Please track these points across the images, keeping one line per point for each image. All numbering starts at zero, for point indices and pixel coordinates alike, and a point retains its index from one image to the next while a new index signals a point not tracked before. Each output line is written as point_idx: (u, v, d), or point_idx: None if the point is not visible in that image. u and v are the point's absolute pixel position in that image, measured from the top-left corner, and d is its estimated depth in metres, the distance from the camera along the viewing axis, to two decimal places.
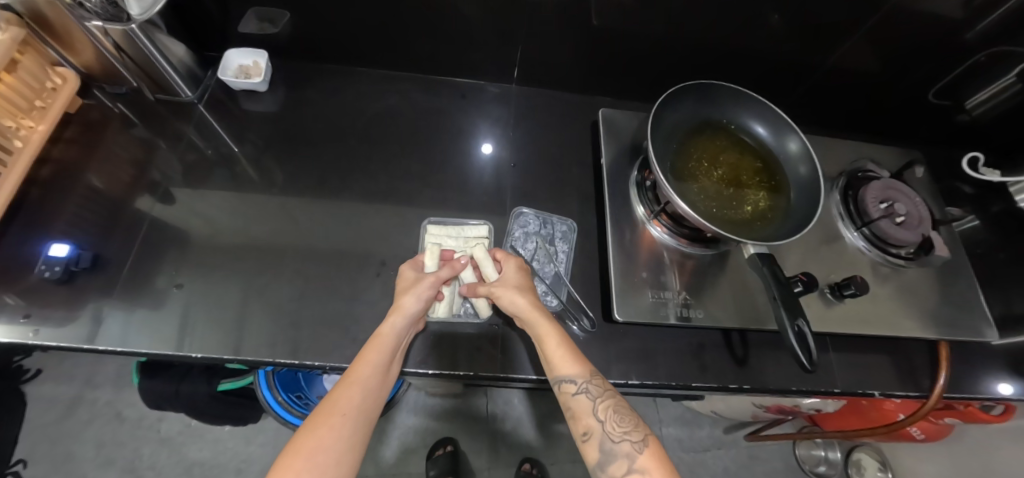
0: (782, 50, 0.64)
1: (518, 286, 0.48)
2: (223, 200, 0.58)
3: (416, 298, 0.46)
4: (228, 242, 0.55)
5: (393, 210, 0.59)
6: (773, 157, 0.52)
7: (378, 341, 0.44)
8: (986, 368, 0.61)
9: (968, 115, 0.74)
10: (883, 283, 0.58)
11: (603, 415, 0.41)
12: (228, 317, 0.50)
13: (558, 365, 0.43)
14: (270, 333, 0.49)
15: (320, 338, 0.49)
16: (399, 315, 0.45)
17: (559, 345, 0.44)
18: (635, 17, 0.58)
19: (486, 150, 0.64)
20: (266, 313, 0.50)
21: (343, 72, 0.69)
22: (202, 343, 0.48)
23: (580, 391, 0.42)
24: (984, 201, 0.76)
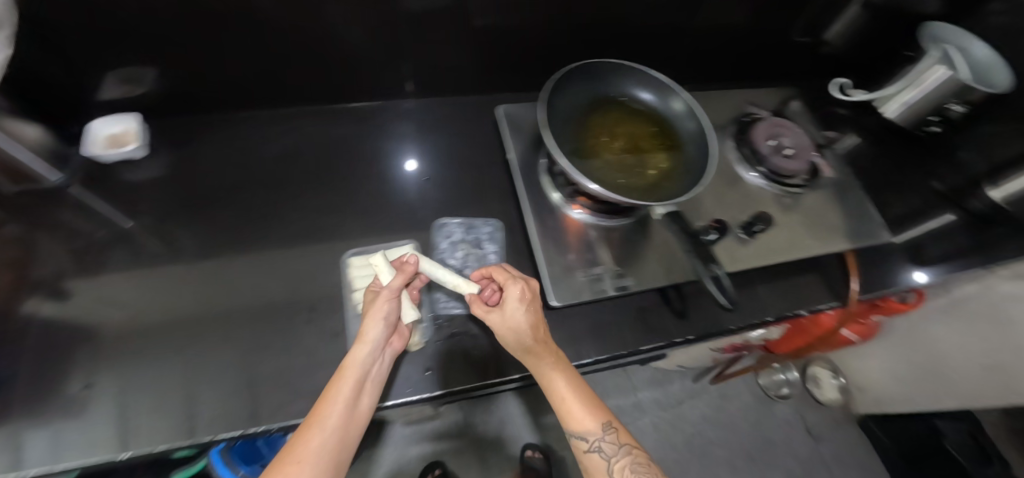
0: (657, 18, 0.68)
1: (527, 327, 0.43)
2: (122, 281, 0.52)
3: (379, 321, 0.44)
4: (133, 325, 0.49)
5: (310, 250, 0.55)
6: (666, 118, 0.55)
7: (344, 375, 0.41)
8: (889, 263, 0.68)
9: (829, 45, 0.84)
10: (788, 211, 0.63)
11: (616, 471, 0.42)
12: (153, 405, 0.44)
13: (574, 420, 0.43)
14: (206, 408, 0.44)
15: (262, 400, 0.45)
16: (364, 343, 0.43)
17: (577, 403, 0.42)
18: (513, 13, 0.60)
19: (412, 166, 0.63)
20: (195, 389, 0.45)
21: (229, 120, 0.65)
22: (147, 437, 0.42)
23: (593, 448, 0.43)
24: (859, 119, 0.85)
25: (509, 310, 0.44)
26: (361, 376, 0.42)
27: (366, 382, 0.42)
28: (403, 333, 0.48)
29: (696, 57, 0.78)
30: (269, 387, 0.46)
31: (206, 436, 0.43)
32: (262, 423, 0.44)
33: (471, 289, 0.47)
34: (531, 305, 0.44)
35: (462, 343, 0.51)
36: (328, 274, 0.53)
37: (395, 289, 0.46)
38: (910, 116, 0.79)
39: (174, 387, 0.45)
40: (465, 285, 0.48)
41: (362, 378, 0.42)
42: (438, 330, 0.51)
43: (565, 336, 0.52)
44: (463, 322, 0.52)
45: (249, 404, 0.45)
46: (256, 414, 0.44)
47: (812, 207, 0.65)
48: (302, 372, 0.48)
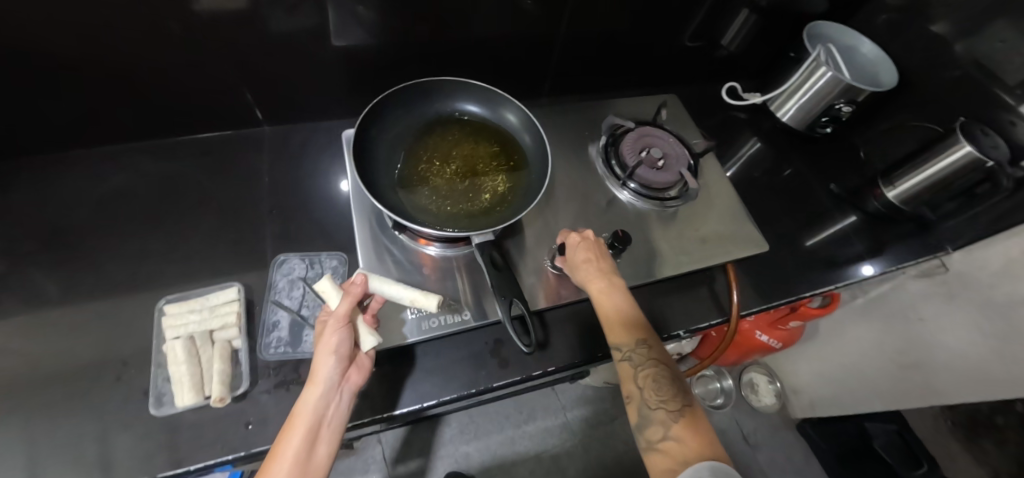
0: (513, 34, 0.66)
1: (583, 260, 0.49)
2: None
3: (327, 357, 0.40)
4: None
5: (136, 298, 0.53)
6: (507, 132, 0.53)
7: (293, 424, 0.37)
8: (778, 272, 0.66)
9: (727, 49, 0.82)
10: (665, 226, 0.60)
11: (642, 382, 0.43)
12: None
13: (611, 333, 0.45)
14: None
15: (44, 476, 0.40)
16: (316, 386, 0.39)
17: (620, 315, 0.46)
18: (346, 35, 0.58)
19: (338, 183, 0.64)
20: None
21: (55, 160, 0.60)
22: None
23: (626, 359, 0.44)
24: (757, 121, 0.85)
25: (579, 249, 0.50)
26: (313, 423, 0.38)
27: (321, 428, 0.38)
28: (366, 363, 0.43)
29: (570, 68, 0.76)
30: (60, 460, 0.41)
31: None
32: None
33: (430, 303, 0.46)
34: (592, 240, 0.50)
35: (292, 392, 0.46)
36: (150, 324, 0.51)
37: (342, 315, 0.42)
38: (806, 118, 0.78)
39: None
40: (423, 298, 0.46)
41: (315, 425, 0.38)
42: (263, 381, 0.47)
43: (406, 377, 0.48)
44: (293, 369, 0.48)
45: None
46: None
47: (692, 219, 0.62)
48: (101, 438, 0.43)
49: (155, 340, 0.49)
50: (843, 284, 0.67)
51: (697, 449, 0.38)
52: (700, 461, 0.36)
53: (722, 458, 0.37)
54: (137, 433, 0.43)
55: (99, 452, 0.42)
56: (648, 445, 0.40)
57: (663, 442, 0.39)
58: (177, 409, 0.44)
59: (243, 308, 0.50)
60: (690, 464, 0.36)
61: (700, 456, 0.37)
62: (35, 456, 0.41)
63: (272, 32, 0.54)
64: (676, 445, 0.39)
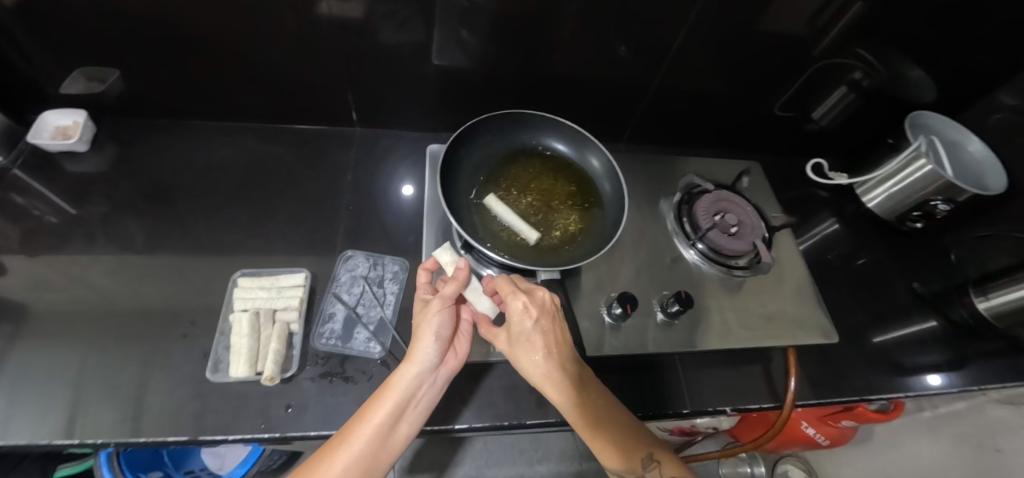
0: (604, 77, 0.68)
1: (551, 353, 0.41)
2: (42, 265, 0.54)
3: (429, 338, 0.43)
4: (35, 311, 0.50)
5: (213, 264, 0.56)
6: (587, 174, 0.53)
7: (386, 394, 0.40)
8: (846, 368, 0.61)
9: (817, 123, 0.80)
10: (728, 294, 0.58)
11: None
12: (36, 393, 0.44)
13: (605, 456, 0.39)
14: (68, 412, 0.44)
15: (108, 412, 0.44)
16: (413, 365, 0.41)
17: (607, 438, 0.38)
18: (448, 56, 0.61)
19: (408, 190, 0.66)
20: (60, 391, 0.45)
21: (175, 127, 0.67)
22: (53, 426, 0.42)
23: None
24: (839, 203, 0.81)
25: (518, 325, 0.42)
26: (404, 400, 0.40)
27: (408, 406, 0.41)
28: (461, 355, 0.45)
29: (652, 119, 0.77)
30: (130, 401, 0.45)
31: (97, 439, 0.42)
32: (105, 435, 0.43)
33: (532, 239, 0.47)
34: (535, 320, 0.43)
35: (333, 385, 0.47)
36: (220, 293, 0.54)
37: (448, 298, 0.45)
38: (893, 209, 0.73)
39: (51, 381, 0.45)
40: (528, 232, 0.47)
41: (405, 401, 0.40)
42: (310, 368, 0.48)
43: (442, 394, 0.48)
44: (339, 363, 0.49)
45: (100, 415, 0.44)
46: (104, 427, 0.43)
47: (757, 293, 0.59)
48: (165, 387, 0.46)
49: (225, 308, 0.52)
50: (915, 394, 0.60)
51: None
52: None
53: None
54: (193, 392, 0.46)
55: (157, 402, 0.45)
56: None
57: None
58: (231, 378, 0.47)
59: (306, 295, 0.52)
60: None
61: None
62: (111, 391, 0.45)
63: (381, 43, 0.58)
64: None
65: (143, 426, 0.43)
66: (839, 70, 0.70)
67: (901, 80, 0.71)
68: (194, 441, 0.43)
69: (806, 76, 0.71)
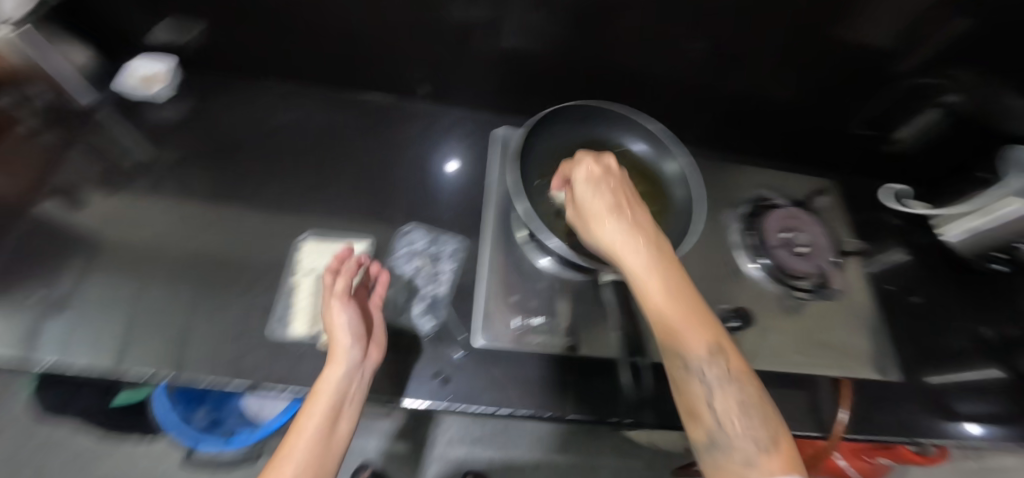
0: (680, 73, 0.65)
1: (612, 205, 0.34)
2: (124, 204, 0.58)
3: (343, 332, 0.40)
4: (119, 244, 0.54)
5: (280, 222, 0.58)
6: (659, 177, 0.51)
7: (316, 400, 0.36)
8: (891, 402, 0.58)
9: (896, 145, 0.76)
10: (784, 315, 0.56)
11: (721, 406, 0.28)
12: (114, 325, 0.48)
13: (666, 327, 0.29)
14: (123, 343, 0.46)
15: (172, 349, 0.46)
16: (336, 361, 0.38)
17: (670, 292, 0.30)
18: (525, 37, 0.60)
19: (454, 167, 0.66)
20: (118, 323, 0.48)
21: (250, 84, 0.69)
22: (123, 356, 0.45)
23: (691, 375, 0.28)
24: (910, 232, 0.76)
25: (586, 195, 0.36)
26: (337, 401, 0.37)
27: (343, 405, 0.37)
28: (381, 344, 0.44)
29: (723, 122, 0.73)
30: (178, 340, 0.47)
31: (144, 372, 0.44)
32: (154, 369, 0.45)
33: None
34: (605, 178, 0.35)
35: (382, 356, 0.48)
36: (284, 253, 0.56)
37: (342, 292, 0.43)
38: (974, 246, 0.69)
39: (112, 313, 0.48)
40: None
41: (338, 402, 0.37)
42: None
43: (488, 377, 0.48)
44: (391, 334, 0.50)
45: (151, 350, 0.46)
46: (154, 361, 0.45)
47: (817, 318, 0.57)
48: (213, 332, 0.48)
49: (291, 267, 0.54)
50: (975, 444, 0.57)
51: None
52: None
53: None
54: (239, 340, 0.48)
55: (201, 345, 0.47)
56: None
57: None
58: (288, 336, 0.48)
59: (367, 265, 0.54)
60: None
61: None
62: (163, 329, 0.48)
63: (448, 18, 0.57)
64: None
65: (190, 365, 0.45)
66: (930, 91, 0.66)
67: None
68: (249, 390, 0.45)
69: (895, 92, 0.67)
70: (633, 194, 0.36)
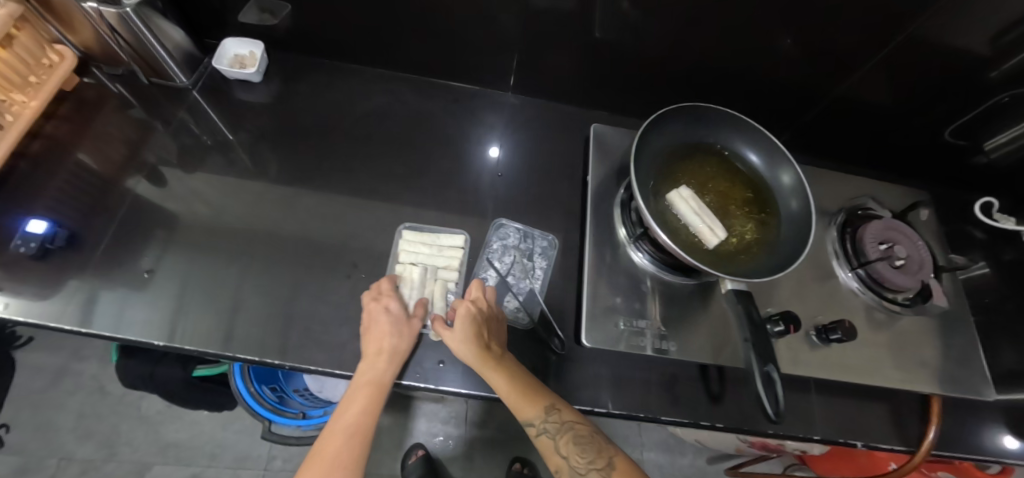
0: (779, 73, 0.63)
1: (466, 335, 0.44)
2: (221, 185, 0.59)
3: (396, 335, 0.45)
4: (222, 224, 0.56)
5: (373, 210, 0.59)
6: (768, 186, 0.50)
7: (360, 386, 0.44)
8: (957, 418, 0.59)
9: (986, 157, 0.71)
10: (877, 328, 0.55)
11: (564, 449, 0.41)
12: (218, 305, 0.50)
13: (516, 411, 0.42)
14: (173, 317, 0.49)
15: (250, 330, 0.49)
16: (388, 358, 0.44)
17: (511, 393, 0.42)
18: (627, 31, 0.58)
19: (495, 153, 0.65)
20: (168, 299, 0.50)
21: (336, 67, 0.69)
22: (189, 333, 0.48)
23: (541, 432, 0.41)
24: (995, 248, 0.73)
25: (458, 326, 0.45)
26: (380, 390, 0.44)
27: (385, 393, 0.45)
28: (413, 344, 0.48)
29: (810, 126, 0.72)
30: (226, 316, 0.49)
31: (186, 347, 0.47)
32: (201, 345, 0.47)
33: (713, 242, 0.45)
34: (470, 313, 0.45)
35: None
36: (382, 241, 0.56)
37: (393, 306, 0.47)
38: None
39: (163, 289, 0.50)
40: (708, 235, 0.45)
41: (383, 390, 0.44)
42: None
43: (584, 375, 0.49)
44: None
45: (201, 325, 0.48)
46: (200, 337, 0.48)
47: (909, 334, 0.56)
48: (260, 314, 0.50)
49: (390, 257, 0.55)
50: None
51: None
52: None
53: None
54: (281, 321, 0.50)
55: (243, 327, 0.49)
56: None
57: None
58: None
59: (464, 258, 0.54)
60: None
61: None
62: (213, 304, 0.50)
63: (546, 8, 0.55)
64: None
65: (236, 342, 0.48)
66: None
67: None
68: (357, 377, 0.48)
69: (992, 102, 0.62)
70: (492, 320, 0.48)
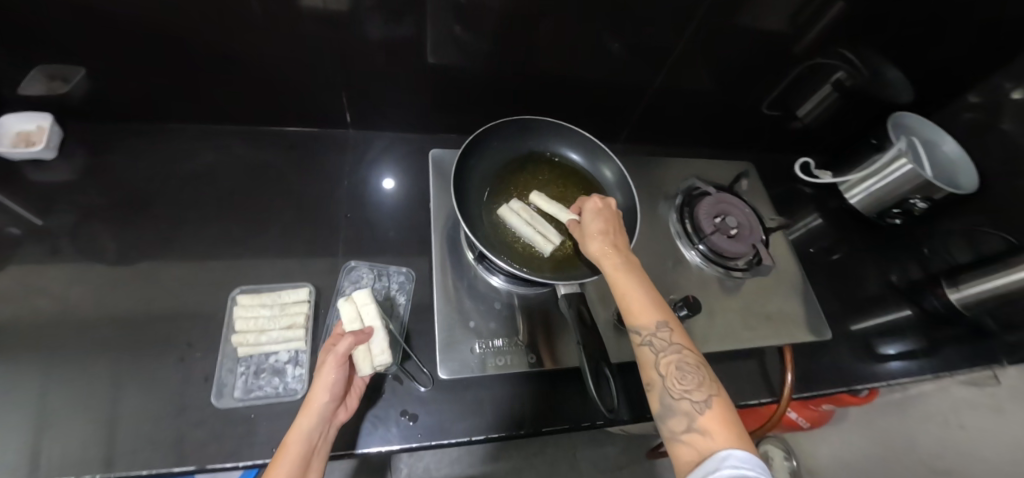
0: (603, 76, 0.68)
1: (602, 232, 0.43)
2: (13, 283, 0.50)
3: (324, 390, 0.39)
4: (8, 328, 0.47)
5: (207, 277, 0.54)
6: (595, 182, 0.54)
7: (285, 453, 0.36)
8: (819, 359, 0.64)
9: (801, 122, 0.82)
10: (726, 295, 0.60)
11: (664, 369, 0.36)
12: (91, 413, 0.43)
13: (627, 314, 0.38)
14: (35, 441, 0.41)
15: (66, 451, 0.41)
16: (308, 414, 0.38)
17: (635, 293, 0.39)
18: (450, 56, 0.59)
19: (389, 185, 0.66)
20: (8, 429, 0.41)
21: (153, 130, 0.63)
22: (63, 457, 0.41)
23: (647, 343, 0.37)
24: (823, 200, 0.84)
25: (587, 221, 0.44)
26: (307, 452, 0.37)
27: (313, 454, 0.38)
28: (351, 406, 0.43)
29: (648, 119, 0.78)
30: (95, 424, 0.43)
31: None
32: (76, 470, 0.40)
33: (548, 249, 0.46)
34: (603, 206, 0.43)
35: None
36: (219, 312, 0.51)
37: (341, 354, 0.41)
38: (873, 206, 0.77)
39: None
40: (543, 243, 0.47)
41: (308, 453, 0.37)
42: None
43: (460, 406, 0.48)
44: None
45: (70, 448, 0.41)
46: (73, 461, 0.40)
47: (755, 293, 0.61)
48: (144, 410, 0.44)
49: (224, 327, 0.50)
50: (894, 382, 0.64)
51: (723, 438, 0.31)
52: (724, 450, 0.31)
53: (754, 448, 0.31)
54: (94, 429, 0.42)
55: (128, 434, 0.42)
56: (668, 436, 0.34)
57: (687, 434, 0.33)
58: (237, 403, 0.45)
59: (310, 311, 0.51)
60: (714, 457, 0.30)
61: (726, 445, 0.31)
62: (71, 420, 0.42)
63: (366, 40, 0.54)
64: (704, 437, 0.32)
65: (73, 462, 0.40)
66: (824, 70, 0.72)
67: (879, 81, 0.73)
68: (199, 470, 0.42)
69: (796, 73, 0.72)
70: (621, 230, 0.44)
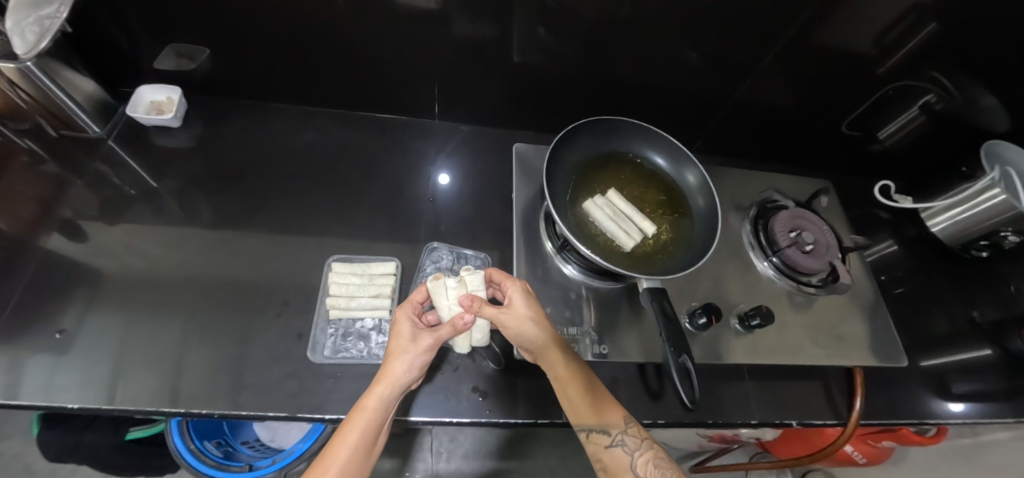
0: (682, 84, 0.68)
1: (530, 317, 0.45)
2: (142, 235, 0.57)
3: (404, 365, 0.43)
4: (140, 273, 0.53)
5: (302, 244, 0.59)
6: (676, 186, 0.55)
7: (362, 413, 0.40)
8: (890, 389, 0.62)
9: (881, 145, 0.80)
10: (797, 310, 0.59)
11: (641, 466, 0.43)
12: (165, 357, 0.48)
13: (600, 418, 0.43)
14: (114, 376, 0.46)
15: (147, 387, 0.45)
16: (387, 384, 0.41)
17: (592, 395, 0.44)
18: (538, 56, 0.62)
19: (445, 180, 0.68)
20: (115, 361, 0.46)
21: (258, 108, 0.69)
22: (137, 392, 0.45)
23: (619, 444, 0.43)
24: (899, 226, 0.81)
25: (514, 300, 0.46)
26: (378, 418, 0.41)
27: (382, 421, 0.42)
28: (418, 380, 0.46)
29: (720, 129, 0.77)
30: (164, 367, 0.47)
31: (126, 407, 0.44)
32: (149, 404, 0.44)
33: (629, 245, 0.48)
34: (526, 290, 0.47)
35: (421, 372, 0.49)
36: (312, 277, 0.56)
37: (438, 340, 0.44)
38: (957, 236, 0.74)
39: (86, 347, 0.47)
40: (625, 239, 0.49)
41: (378, 419, 0.41)
42: None
43: (530, 389, 0.49)
44: None
45: (143, 384, 0.45)
46: (147, 396, 0.45)
47: (827, 312, 0.60)
48: (210, 360, 0.48)
49: (317, 290, 0.55)
50: (972, 422, 0.60)
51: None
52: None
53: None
54: (172, 371, 0.47)
55: (192, 381, 0.46)
56: None
57: None
58: (326, 359, 0.49)
59: (396, 283, 0.56)
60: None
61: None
62: (154, 359, 0.47)
63: (462, 37, 0.58)
64: None
65: (181, 396, 0.45)
66: (913, 93, 0.69)
67: (972, 108, 0.68)
68: (291, 418, 0.45)
69: (879, 95, 0.70)
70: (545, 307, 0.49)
